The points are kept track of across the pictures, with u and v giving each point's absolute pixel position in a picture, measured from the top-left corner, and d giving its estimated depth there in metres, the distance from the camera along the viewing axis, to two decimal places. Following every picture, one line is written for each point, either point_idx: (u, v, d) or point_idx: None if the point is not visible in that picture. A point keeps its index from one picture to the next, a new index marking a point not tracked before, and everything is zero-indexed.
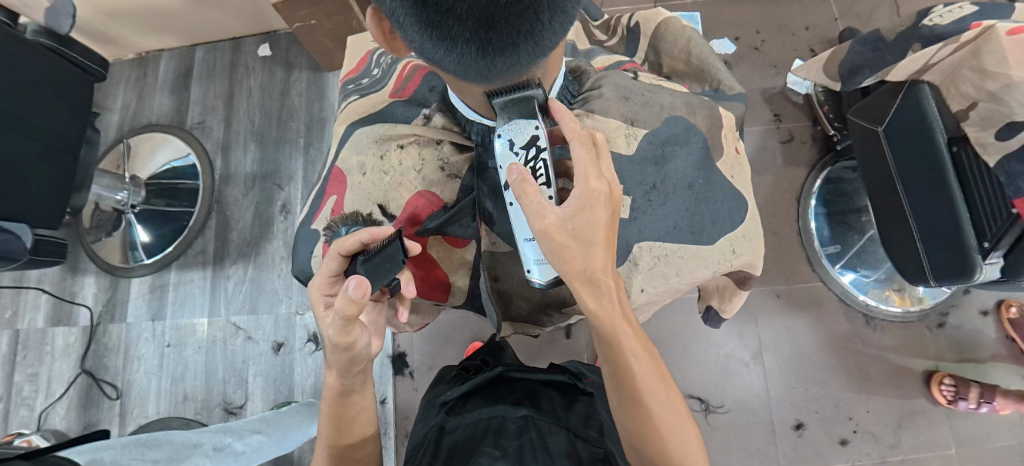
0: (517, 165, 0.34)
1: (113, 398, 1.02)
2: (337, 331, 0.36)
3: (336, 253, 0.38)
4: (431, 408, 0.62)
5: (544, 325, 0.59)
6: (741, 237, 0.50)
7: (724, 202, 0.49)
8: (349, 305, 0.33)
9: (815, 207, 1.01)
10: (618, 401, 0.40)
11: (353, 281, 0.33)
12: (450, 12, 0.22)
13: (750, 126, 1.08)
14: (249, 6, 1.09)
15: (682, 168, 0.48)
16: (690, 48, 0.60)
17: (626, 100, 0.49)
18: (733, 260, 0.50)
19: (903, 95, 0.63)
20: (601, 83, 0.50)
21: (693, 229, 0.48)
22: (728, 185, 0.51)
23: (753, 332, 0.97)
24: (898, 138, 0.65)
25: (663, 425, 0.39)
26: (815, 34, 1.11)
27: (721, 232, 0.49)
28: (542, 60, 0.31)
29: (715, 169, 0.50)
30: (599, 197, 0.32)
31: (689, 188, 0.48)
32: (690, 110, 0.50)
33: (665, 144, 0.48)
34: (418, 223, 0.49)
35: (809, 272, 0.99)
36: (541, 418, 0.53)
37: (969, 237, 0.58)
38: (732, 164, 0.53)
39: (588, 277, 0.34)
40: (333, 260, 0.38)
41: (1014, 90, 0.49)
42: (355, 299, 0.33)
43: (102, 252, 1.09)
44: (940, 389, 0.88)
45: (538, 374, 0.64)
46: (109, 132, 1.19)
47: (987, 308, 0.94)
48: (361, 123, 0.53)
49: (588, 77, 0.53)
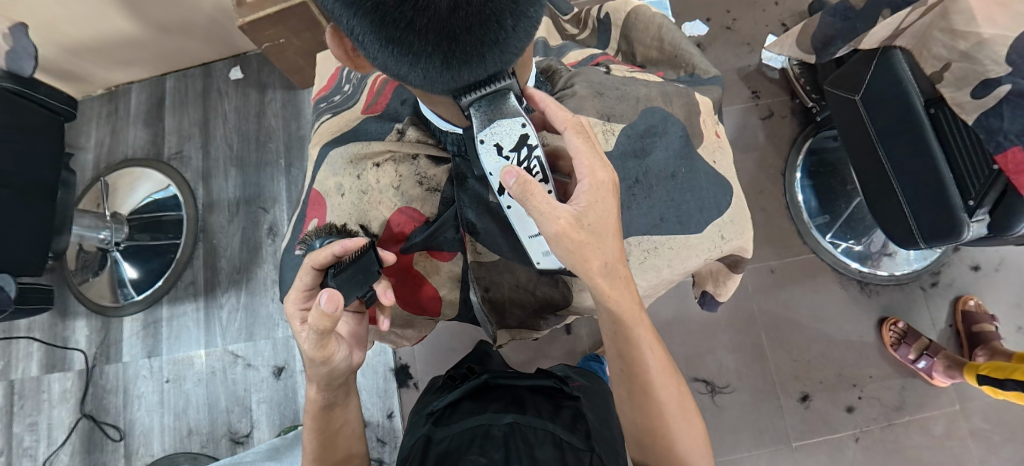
0: (513, 169, 0.31)
1: (117, 439, 1.00)
2: (313, 346, 0.37)
3: (308, 268, 0.37)
4: (418, 420, 0.61)
5: (540, 329, 0.60)
6: (729, 222, 0.50)
7: (709, 189, 0.49)
8: (319, 319, 0.34)
9: (801, 180, 1.01)
10: (628, 397, 0.41)
11: (321, 296, 0.32)
12: (410, 28, 0.22)
13: (729, 106, 1.08)
14: (215, 30, 1.08)
15: (663, 158, 0.48)
16: (662, 35, 0.60)
17: (601, 95, 0.48)
18: (723, 246, 0.50)
19: (877, 62, 0.65)
20: (574, 81, 0.49)
21: (680, 220, 0.48)
22: (712, 171, 0.51)
23: (751, 309, 0.97)
24: (876, 104, 0.66)
25: (672, 417, 0.41)
26: (785, 8, 1.12)
27: (708, 219, 0.49)
28: (510, 65, 0.30)
29: (697, 155, 0.50)
30: (605, 186, 0.35)
31: (672, 179, 0.48)
32: (667, 100, 0.49)
33: (644, 137, 0.48)
34: (402, 238, 0.48)
35: (800, 244, 1.00)
36: (527, 423, 0.53)
37: (954, 198, 0.58)
38: (712, 148, 0.53)
39: (606, 270, 0.36)
40: (306, 275, 0.37)
41: (984, 47, 0.49)
42: (328, 312, 0.33)
43: (90, 294, 1.07)
44: (888, 328, 0.92)
45: (524, 381, 0.65)
46: (85, 170, 1.17)
47: (978, 263, 0.95)
48: (334, 144, 0.52)
49: (560, 76, 0.52)
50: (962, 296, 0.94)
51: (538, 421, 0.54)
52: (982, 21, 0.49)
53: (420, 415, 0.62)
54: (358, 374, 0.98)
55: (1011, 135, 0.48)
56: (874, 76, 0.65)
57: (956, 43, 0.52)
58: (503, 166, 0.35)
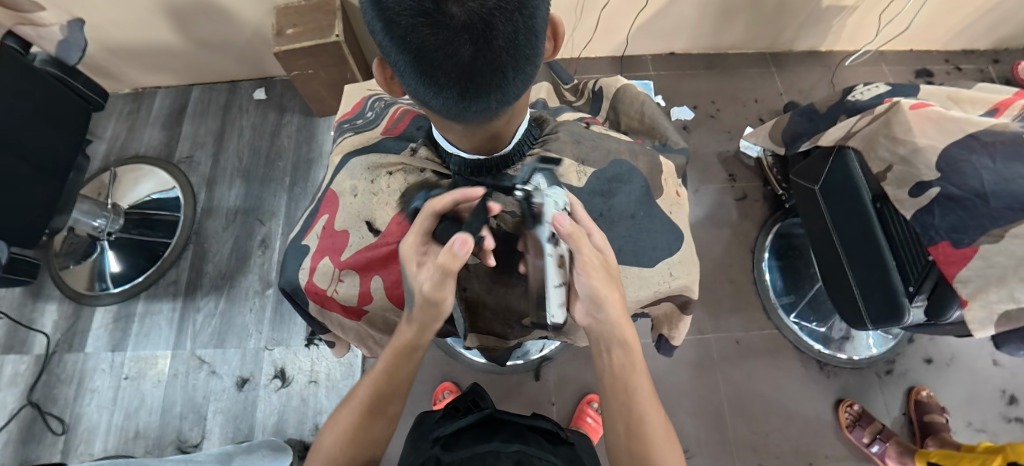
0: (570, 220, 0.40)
1: (58, 433, 0.95)
2: (434, 286, 0.39)
3: (429, 211, 0.41)
4: (421, 445, 0.57)
5: (509, 340, 0.60)
6: (678, 262, 0.55)
7: (663, 233, 0.55)
8: (450, 264, 0.37)
9: (768, 259, 1.09)
10: (623, 440, 0.41)
11: (460, 238, 0.37)
12: (439, 66, 0.29)
13: (707, 183, 1.19)
14: (251, 54, 1.18)
15: (626, 201, 0.54)
16: (643, 110, 0.70)
17: (579, 143, 0.56)
18: (672, 283, 0.55)
19: (833, 160, 0.73)
20: (559, 129, 0.57)
21: (635, 253, 0.53)
22: (667, 219, 0.57)
23: (715, 374, 1.00)
24: (833, 194, 0.74)
25: (656, 441, 0.40)
26: (762, 105, 1.28)
27: (659, 257, 0.54)
28: (513, 104, 0.37)
29: (655, 205, 0.56)
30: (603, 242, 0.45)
31: (632, 218, 0.54)
32: (633, 156, 0.57)
33: (610, 181, 0.54)
34: (396, 236, 0.51)
35: (766, 319, 1.05)
36: (534, 454, 0.53)
37: (897, 283, 0.63)
38: (671, 202, 0.59)
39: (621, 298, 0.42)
40: (429, 217, 0.41)
41: (919, 155, 0.57)
42: (460, 255, 0.37)
43: (69, 279, 1.07)
44: (843, 409, 0.95)
45: (523, 419, 0.63)
46: (95, 160, 1.21)
47: (930, 357, 1.01)
48: (355, 154, 0.58)
49: (548, 124, 0.59)
50: (916, 387, 0.97)
51: (546, 455, 0.54)
52: (917, 133, 0.57)
53: (422, 441, 0.58)
54: (323, 396, 0.97)
55: (940, 230, 0.53)
56: (830, 171, 0.74)
57: (897, 148, 0.59)
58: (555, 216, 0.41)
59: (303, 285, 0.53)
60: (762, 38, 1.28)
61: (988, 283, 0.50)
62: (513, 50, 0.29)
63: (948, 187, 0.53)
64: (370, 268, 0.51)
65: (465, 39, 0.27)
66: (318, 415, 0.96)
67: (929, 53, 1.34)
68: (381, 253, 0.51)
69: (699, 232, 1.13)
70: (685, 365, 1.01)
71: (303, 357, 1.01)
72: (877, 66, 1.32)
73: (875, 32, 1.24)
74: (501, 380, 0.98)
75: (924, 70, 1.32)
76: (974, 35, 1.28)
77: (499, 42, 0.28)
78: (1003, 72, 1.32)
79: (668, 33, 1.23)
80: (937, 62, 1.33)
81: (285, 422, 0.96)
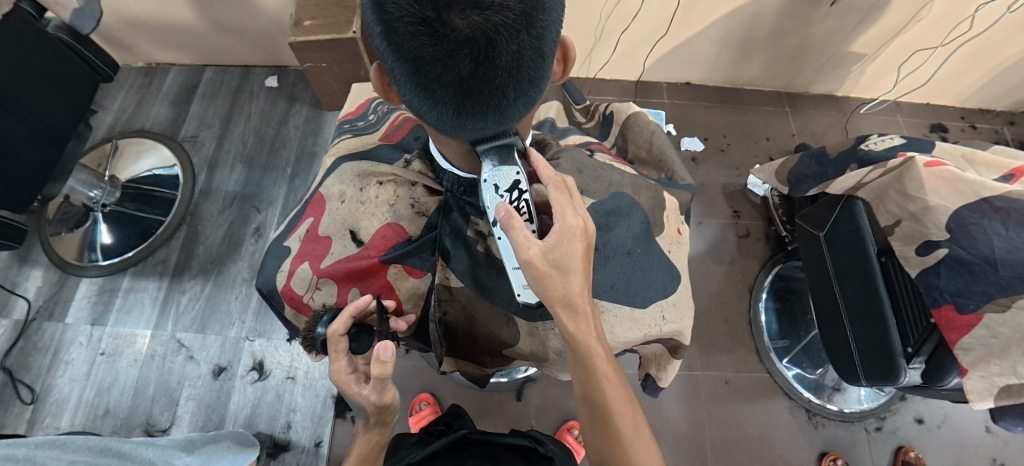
0: (504, 204, 0.36)
1: (26, 402, 0.93)
2: (376, 393, 0.40)
3: (336, 338, 0.39)
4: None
5: (485, 366, 0.58)
6: (672, 305, 0.54)
7: (659, 273, 0.54)
8: (383, 370, 0.38)
9: (765, 300, 1.08)
10: (590, 421, 0.42)
11: (382, 347, 0.36)
12: (437, 80, 0.28)
13: (709, 218, 1.18)
14: (268, 41, 1.18)
15: (624, 236, 0.52)
16: (652, 140, 0.69)
17: (580, 173, 0.54)
18: (663, 326, 0.53)
19: (840, 208, 0.68)
20: (561, 155, 0.56)
21: (628, 292, 0.51)
22: (665, 257, 0.56)
23: (701, 412, 0.98)
24: (836, 244, 0.70)
25: (631, 445, 0.41)
26: (774, 144, 1.27)
27: (653, 298, 0.53)
28: (512, 126, 0.37)
29: (654, 242, 0.55)
30: (575, 231, 0.37)
31: (628, 255, 0.52)
32: (636, 190, 0.56)
33: (609, 214, 0.53)
34: (381, 249, 0.50)
35: (757, 362, 1.03)
36: None
37: (895, 343, 0.60)
38: (671, 240, 0.58)
39: (567, 303, 0.38)
40: (340, 344, 0.39)
41: (930, 213, 0.54)
42: (387, 360, 0.37)
43: (58, 247, 1.06)
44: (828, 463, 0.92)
45: (499, 438, 0.60)
46: (99, 131, 1.21)
47: (922, 417, 0.98)
48: (349, 158, 0.57)
49: (551, 148, 0.58)
50: (903, 447, 0.95)
51: None
52: (929, 191, 0.55)
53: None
54: (298, 393, 0.95)
55: (946, 293, 0.51)
56: (837, 220, 0.69)
57: (908, 204, 0.57)
58: (498, 202, 0.37)
59: (279, 287, 0.52)
60: (779, 77, 1.28)
61: (991, 353, 0.48)
62: (516, 71, 0.29)
63: (957, 249, 0.52)
64: (349, 279, 0.50)
65: (465, 53, 0.26)
66: (291, 413, 0.94)
67: (945, 108, 1.33)
68: (363, 265, 0.49)
69: (697, 266, 1.12)
70: (671, 399, 0.99)
71: (284, 351, 0.99)
72: (891, 116, 1.32)
73: (893, 82, 1.23)
74: (482, 396, 0.95)
75: (939, 125, 1.31)
76: (991, 95, 1.28)
77: (502, 62, 0.27)
78: (1018, 134, 1.31)
79: (685, 63, 1.23)
80: (952, 118, 1.32)
81: (257, 416, 0.93)
